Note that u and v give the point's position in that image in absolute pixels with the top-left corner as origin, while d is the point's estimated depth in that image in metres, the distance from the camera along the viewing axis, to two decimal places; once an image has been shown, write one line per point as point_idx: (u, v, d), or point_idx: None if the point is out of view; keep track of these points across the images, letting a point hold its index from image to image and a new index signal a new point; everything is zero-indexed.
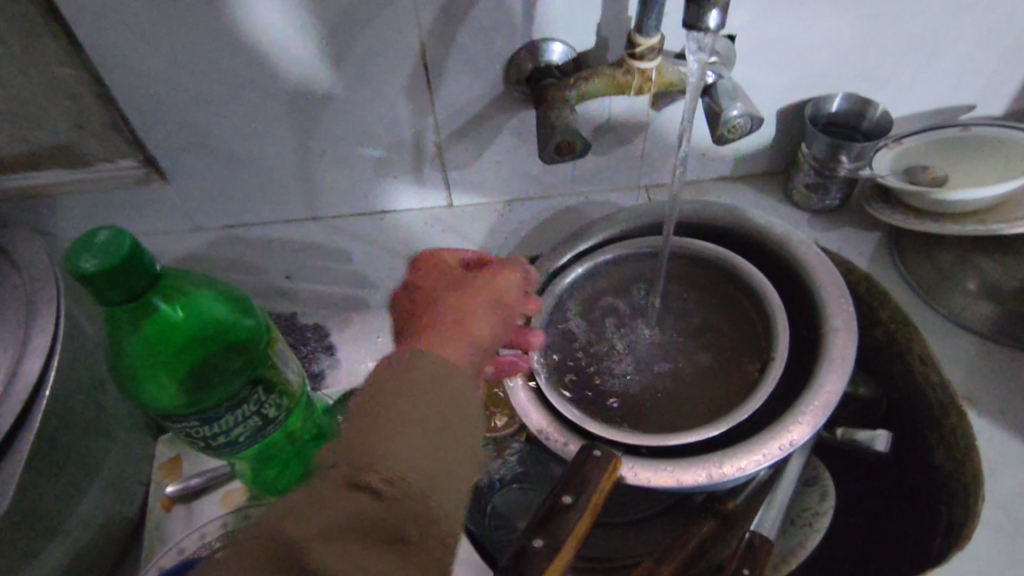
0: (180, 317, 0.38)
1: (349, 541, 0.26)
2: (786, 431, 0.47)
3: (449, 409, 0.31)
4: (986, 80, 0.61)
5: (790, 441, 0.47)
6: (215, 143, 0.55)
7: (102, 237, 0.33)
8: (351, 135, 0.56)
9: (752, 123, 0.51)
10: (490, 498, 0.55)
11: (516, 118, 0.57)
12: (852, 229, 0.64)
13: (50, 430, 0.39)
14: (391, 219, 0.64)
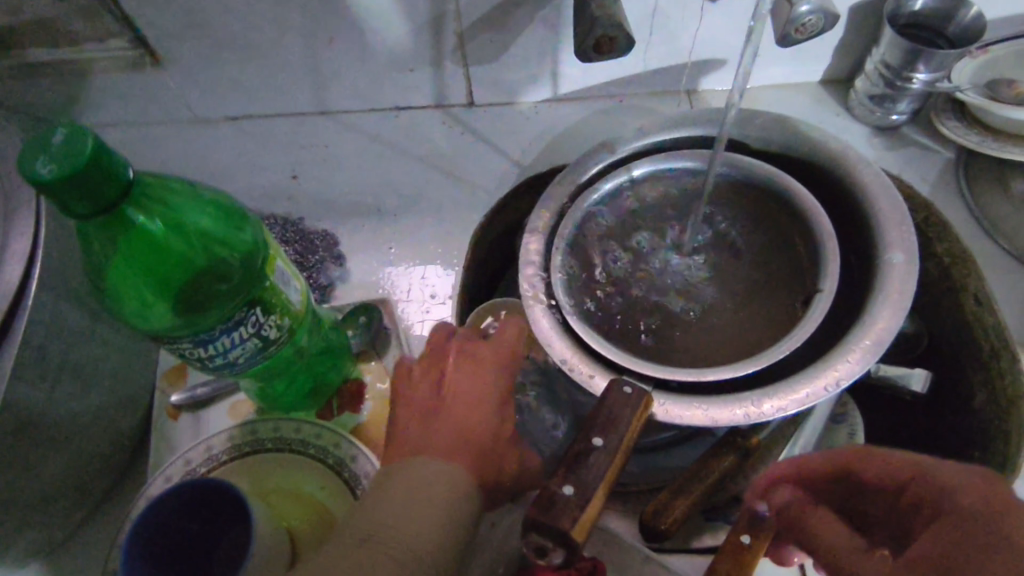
0: (161, 230, 0.31)
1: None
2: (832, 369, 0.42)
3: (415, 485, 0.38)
4: None
5: (840, 380, 0.42)
6: (210, 22, 0.54)
7: (57, 139, 0.26)
8: (361, 21, 0.55)
9: (827, 20, 0.47)
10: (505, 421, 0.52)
11: (550, 7, 0.54)
12: (917, 149, 0.59)
13: (41, 342, 0.37)
14: (410, 117, 0.64)
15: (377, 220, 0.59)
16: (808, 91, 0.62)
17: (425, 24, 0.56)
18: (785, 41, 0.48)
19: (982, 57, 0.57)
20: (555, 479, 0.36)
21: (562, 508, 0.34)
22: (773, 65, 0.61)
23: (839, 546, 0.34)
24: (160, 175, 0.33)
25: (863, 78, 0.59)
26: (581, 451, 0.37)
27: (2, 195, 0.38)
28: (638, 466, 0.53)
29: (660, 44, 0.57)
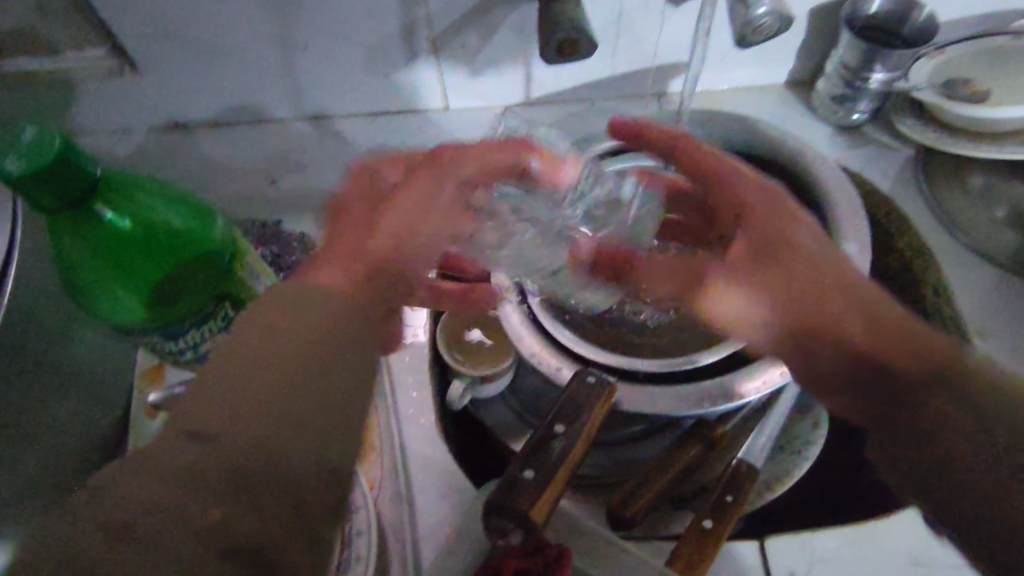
0: (130, 227, 0.32)
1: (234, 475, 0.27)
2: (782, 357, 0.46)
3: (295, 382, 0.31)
4: None
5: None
6: (187, 29, 0.56)
7: (26, 137, 0.27)
8: (335, 28, 0.56)
9: (781, 21, 0.48)
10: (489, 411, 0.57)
11: (517, 12, 0.56)
12: (878, 147, 0.61)
13: (16, 340, 0.38)
14: (386, 122, 0.65)
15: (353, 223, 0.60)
16: (773, 92, 0.64)
17: (397, 28, 0.57)
18: (742, 41, 0.50)
19: (939, 58, 0.59)
20: (516, 465, 0.37)
21: (522, 492, 0.35)
22: (738, 68, 0.63)
23: (841, 332, 0.43)
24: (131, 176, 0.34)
25: (824, 80, 0.60)
26: (544, 439, 0.38)
27: None
28: (607, 457, 0.54)
29: (627, 49, 0.59)
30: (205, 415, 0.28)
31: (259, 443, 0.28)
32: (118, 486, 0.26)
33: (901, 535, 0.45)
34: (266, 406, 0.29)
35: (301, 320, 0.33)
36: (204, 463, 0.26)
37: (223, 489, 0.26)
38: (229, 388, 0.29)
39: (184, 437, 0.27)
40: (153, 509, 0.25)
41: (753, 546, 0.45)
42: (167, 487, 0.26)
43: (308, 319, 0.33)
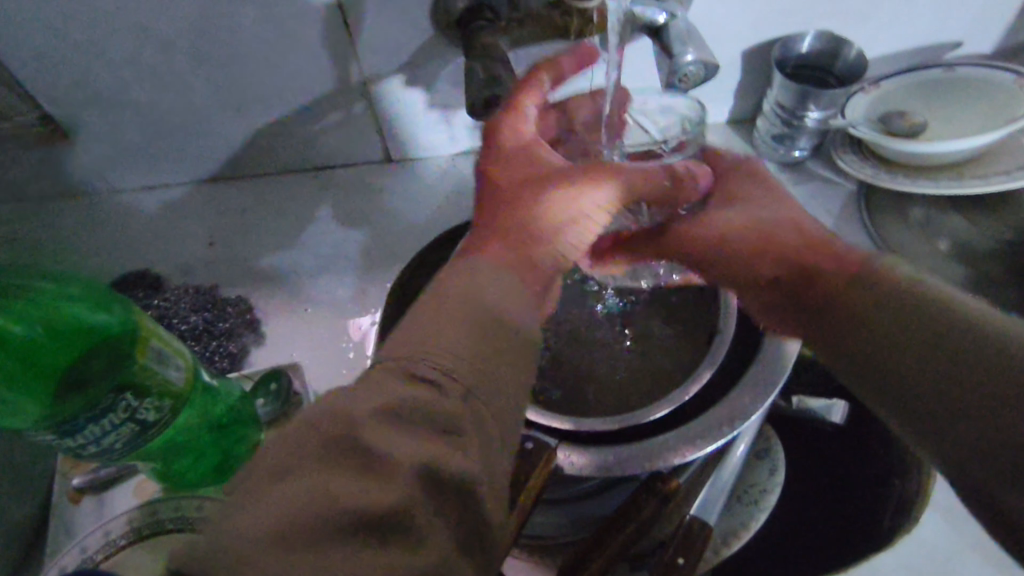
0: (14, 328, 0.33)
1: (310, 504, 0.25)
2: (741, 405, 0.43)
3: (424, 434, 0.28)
4: (969, 18, 0.58)
5: (732, 424, 0.43)
6: (115, 93, 0.54)
7: None
8: (270, 86, 0.56)
9: (707, 70, 0.48)
10: None
11: (450, 63, 0.56)
12: (821, 182, 0.61)
13: None
14: (329, 176, 0.65)
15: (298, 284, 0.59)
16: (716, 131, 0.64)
17: (330, 85, 0.56)
18: (671, 87, 0.49)
19: (875, 93, 0.60)
20: None
21: None
22: None
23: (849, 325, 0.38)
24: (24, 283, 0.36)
25: (763, 119, 0.61)
26: None
27: None
28: (560, 517, 0.52)
29: (564, 95, 0.59)
30: (362, 481, 0.26)
31: (416, 512, 0.26)
32: (268, 557, 0.24)
33: None
34: (371, 463, 0.27)
35: (448, 349, 0.31)
36: (306, 531, 0.25)
37: (380, 559, 0.25)
38: (419, 448, 0.27)
39: (327, 499, 0.25)
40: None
41: None
42: (333, 559, 0.24)
43: (479, 367, 0.31)
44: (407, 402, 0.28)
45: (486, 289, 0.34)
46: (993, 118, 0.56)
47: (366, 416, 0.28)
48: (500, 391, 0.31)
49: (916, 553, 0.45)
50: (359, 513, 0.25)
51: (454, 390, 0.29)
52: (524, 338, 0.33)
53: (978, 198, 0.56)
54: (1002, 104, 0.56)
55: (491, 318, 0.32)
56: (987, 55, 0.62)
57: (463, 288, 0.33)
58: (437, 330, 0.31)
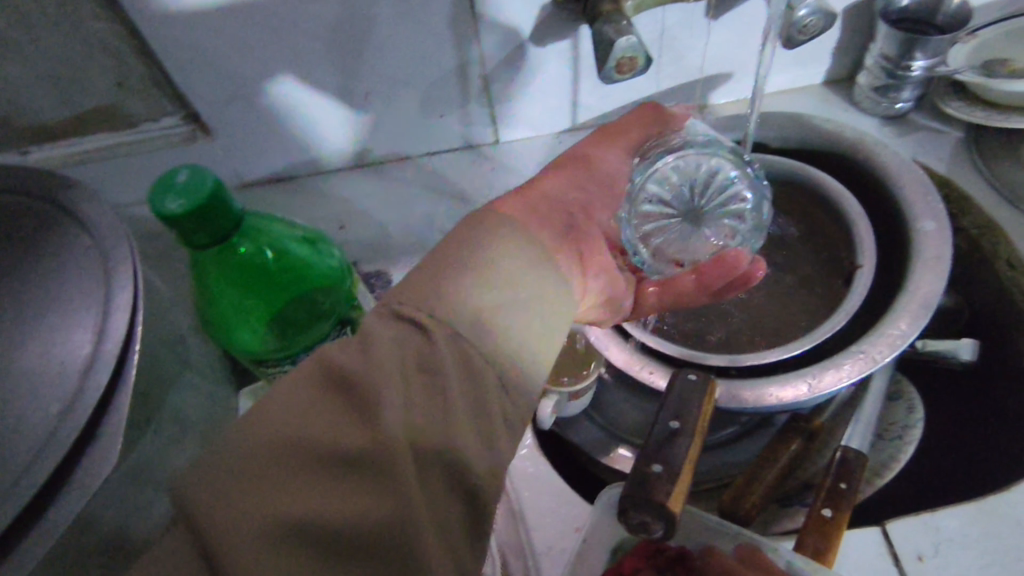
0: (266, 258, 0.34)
1: (283, 461, 0.26)
2: (891, 326, 0.44)
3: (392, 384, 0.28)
4: None
5: (880, 353, 0.44)
6: (254, 90, 0.58)
7: (182, 177, 0.29)
8: (393, 73, 0.59)
9: (826, 19, 0.50)
10: (584, 432, 0.58)
11: (565, 39, 0.59)
12: (927, 132, 0.61)
13: (144, 385, 0.40)
14: (441, 159, 0.68)
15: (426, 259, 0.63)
16: (814, 92, 0.66)
17: (450, 69, 0.60)
18: (787, 41, 0.52)
19: (974, 42, 0.60)
20: (641, 462, 0.38)
21: (653, 486, 0.36)
22: (778, 72, 0.65)
23: None
24: (263, 214, 0.36)
25: (864, 74, 0.62)
26: (664, 437, 0.39)
27: (100, 254, 0.41)
28: (705, 463, 0.53)
29: (670, 64, 0.61)
30: (357, 410, 0.28)
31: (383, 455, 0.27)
32: (234, 493, 0.25)
33: None
34: (350, 401, 0.28)
35: (447, 308, 0.32)
36: (301, 457, 0.26)
37: (364, 493, 0.26)
38: (398, 386, 0.29)
39: (321, 423, 0.27)
40: (280, 524, 0.24)
41: (876, 532, 0.44)
42: (311, 496, 0.25)
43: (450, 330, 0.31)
44: (394, 342, 0.30)
45: (505, 257, 0.36)
46: None
47: (346, 357, 0.29)
48: (478, 353, 0.32)
49: None
50: (332, 447, 0.27)
51: (443, 335, 0.31)
52: (513, 298, 0.35)
53: None
54: None
55: (497, 308, 0.34)
56: None
57: (464, 242, 0.36)
58: (454, 284, 0.33)
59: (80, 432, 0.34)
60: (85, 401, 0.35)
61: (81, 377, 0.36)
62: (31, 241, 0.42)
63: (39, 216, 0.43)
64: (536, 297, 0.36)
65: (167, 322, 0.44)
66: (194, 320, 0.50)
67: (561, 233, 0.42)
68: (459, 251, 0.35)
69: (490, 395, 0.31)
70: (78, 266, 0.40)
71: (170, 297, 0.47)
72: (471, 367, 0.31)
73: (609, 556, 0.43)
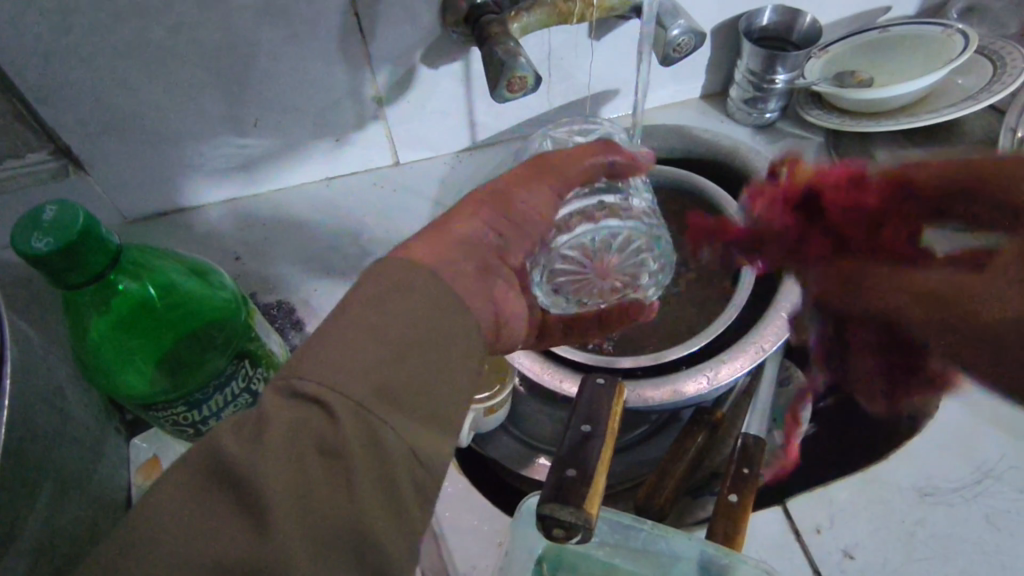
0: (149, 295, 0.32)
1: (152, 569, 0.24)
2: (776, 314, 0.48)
3: (281, 470, 0.26)
4: None
5: (767, 342, 0.47)
6: (133, 120, 0.55)
7: (48, 214, 0.27)
8: (284, 98, 0.58)
9: (696, 38, 0.54)
10: (501, 446, 0.58)
11: (456, 61, 0.60)
12: (793, 139, 0.67)
13: (16, 445, 0.36)
14: (339, 184, 0.67)
15: (328, 285, 0.61)
16: (693, 106, 0.71)
17: (343, 94, 0.59)
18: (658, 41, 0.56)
19: (825, 57, 0.67)
20: (557, 466, 0.39)
21: (571, 487, 0.38)
22: (660, 88, 0.69)
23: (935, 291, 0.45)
24: (150, 249, 0.34)
25: (736, 88, 0.67)
26: (579, 441, 0.40)
27: None
28: (621, 464, 0.55)
29: (560, 83, 0.64)
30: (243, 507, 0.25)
31: (266, 555, 0.25)
32: None
33: (902, 471, 0.48)
34: (234, 493, 0.25)
35: (352, 379, 0.28)
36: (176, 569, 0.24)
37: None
38: (290, 474, 0.26)
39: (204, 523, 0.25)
40: None
41: (778, 511, 0.47)
42: None
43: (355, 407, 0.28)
44: (293, 424, 0.27)
45: (416, 312, 0.32)
46: (929, 66, 0.64)
47: (236, 444, 0.26)
48: (387, 430, 0.28)
49: (946, 435, 0.49)
50: (212, 558, 0.24)
51: (345, 410, 0.28)
52: (424, 367, 0.31)
53: (928, 133, 0.64)
54: (935, 54, 0.64)
55: (407, 388, 0.30)
56: (913, 16, 0.70)
57: (371, 295, 0.32)
58: (361, 350, 0.30)
59: None
60: None
61: None
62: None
63: None
64: (453, 350, 0.32)
65: (40, 373, 0.41)
66: (75, 369, 0.46)
67: (471, 275, 0.38)
68: (374, 306, 0.31)
69: (398, 476, 0.28)
70: None
71: (43, 346, 0.43)
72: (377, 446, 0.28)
73: (534, 568, 0.46)
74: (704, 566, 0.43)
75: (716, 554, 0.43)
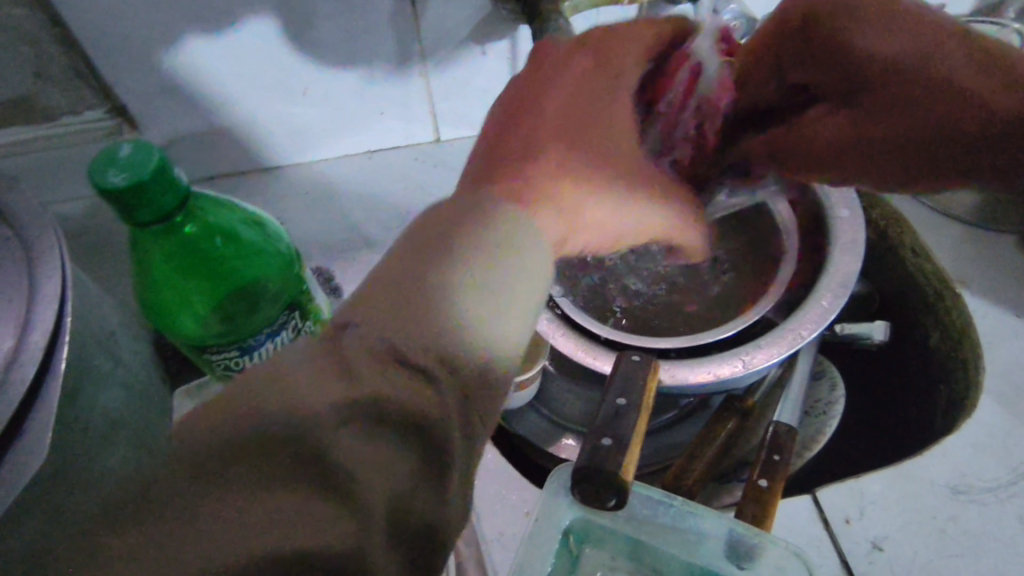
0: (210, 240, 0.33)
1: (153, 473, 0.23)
2: (817, 302, 0.48)
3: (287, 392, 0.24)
4: None
5: (805, 329, 0.47)
6: (186, 82, 0.56)
7: (124, 152, 0.28)
8: (334, 69, 0.59)
9: (747, 24, 0.54)
10: (529, 422, 0.59)
11: (504, 38, 0.60)
12: None
13: (72, 383, 0.38)
14: (381, 157, 0.68)
15: (366, 255, 0.62)
16: None
17: (391, 66, 0.60)
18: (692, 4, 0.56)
19: None
20: (592, 436, 0.39)
21: (605, 456, 0.38)
22: None
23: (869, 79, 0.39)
24: (213, 196, 0.36)
25: None
26: (614, 413, 0.40)
27: (21, 245, 0.39)
28: (648, 446, 0.55)
29: None
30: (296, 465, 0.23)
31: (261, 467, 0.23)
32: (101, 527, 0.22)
33: (936, 469, 0.47)
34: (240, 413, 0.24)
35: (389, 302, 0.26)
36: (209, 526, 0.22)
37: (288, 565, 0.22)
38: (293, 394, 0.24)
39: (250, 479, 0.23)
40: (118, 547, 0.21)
41: (808, 500, 0.47)
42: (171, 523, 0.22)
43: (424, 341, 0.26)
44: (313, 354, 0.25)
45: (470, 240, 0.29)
46: None
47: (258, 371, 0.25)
48: (475, 355, 0.26)
49: (983, 435, 0.48)
50: (201, 470, 0.23)
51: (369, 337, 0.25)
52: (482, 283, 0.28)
53: None
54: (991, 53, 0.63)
55: (496, 306, 0.28)
56: (969, 14, 0.69)
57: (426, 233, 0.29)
58: (456, 262, 0.28)
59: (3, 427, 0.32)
60: (6, 399, 0.33)
61: (1, 372, 0.34)
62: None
63: None
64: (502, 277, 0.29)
65: (94, 318, 0.42)
66: (124, 318, 0.48)
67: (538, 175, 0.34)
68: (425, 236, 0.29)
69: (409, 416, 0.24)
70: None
71: (97, 292, 0.45)
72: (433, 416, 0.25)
73: (561, 537, 0.45)
74: (730, 548, 0.43)
75: (746, 535, 0.43)
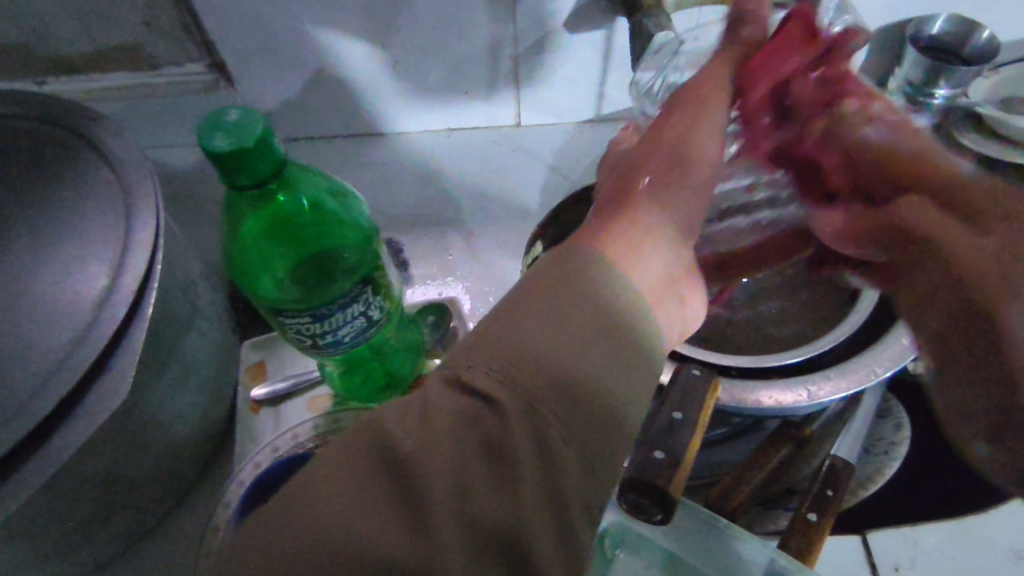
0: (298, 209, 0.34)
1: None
2: (896, 339, 0.46)
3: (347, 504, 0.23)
4: None
5: (880, 367, 0.45)
6: (283, 44, 0.58)
7: (232, 118, 0.29)
8: (427, 47, 0.59)
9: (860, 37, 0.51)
10: None
11: (600, 29, 0.59)
12: None
13: (156, 326, 0.40)
14: (459, 136, 0.68)
15: (434, 232, 0.62)
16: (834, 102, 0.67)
17: (480, 49, 0.60)
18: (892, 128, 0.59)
19: (995, 78, 0.61)
20: (643, 446, 0.39)
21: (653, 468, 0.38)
22: None
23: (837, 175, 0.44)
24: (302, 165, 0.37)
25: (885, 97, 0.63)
26: (667, 427, 0.40)
27: (123, 191, 0.41)
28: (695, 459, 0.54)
29: None
30: (341, 506, 0.23)
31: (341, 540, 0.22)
32: None
33: (1001, 529, 0.45)
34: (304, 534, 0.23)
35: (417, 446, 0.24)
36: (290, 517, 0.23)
37: None
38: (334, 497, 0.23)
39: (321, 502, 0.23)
40: None
41: (857, 541, 0.45)
42: None
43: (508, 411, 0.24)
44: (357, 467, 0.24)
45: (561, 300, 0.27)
46: None
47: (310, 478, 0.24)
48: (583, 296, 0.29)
49: None
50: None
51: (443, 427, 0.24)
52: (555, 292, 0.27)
53: None
54: None
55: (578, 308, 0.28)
56: None
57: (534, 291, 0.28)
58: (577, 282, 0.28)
59: (91, 362, 0.35)
60: (97, 338, 0.36)
61: (96, 310, 0.37)
62: (56, 183, 0.43)
63: (65, 148, 0.44)
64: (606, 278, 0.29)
65: (178, 265, 0.44)
66: (204, 267, 0.50)
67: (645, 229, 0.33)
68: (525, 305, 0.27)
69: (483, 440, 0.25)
70: (101, 204, 0.41)
71: (184, 243, 0.47)
72: (549, 451, 0.24)
73: (598, 541, 0.45)
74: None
75: (789, 568, 0.42)
